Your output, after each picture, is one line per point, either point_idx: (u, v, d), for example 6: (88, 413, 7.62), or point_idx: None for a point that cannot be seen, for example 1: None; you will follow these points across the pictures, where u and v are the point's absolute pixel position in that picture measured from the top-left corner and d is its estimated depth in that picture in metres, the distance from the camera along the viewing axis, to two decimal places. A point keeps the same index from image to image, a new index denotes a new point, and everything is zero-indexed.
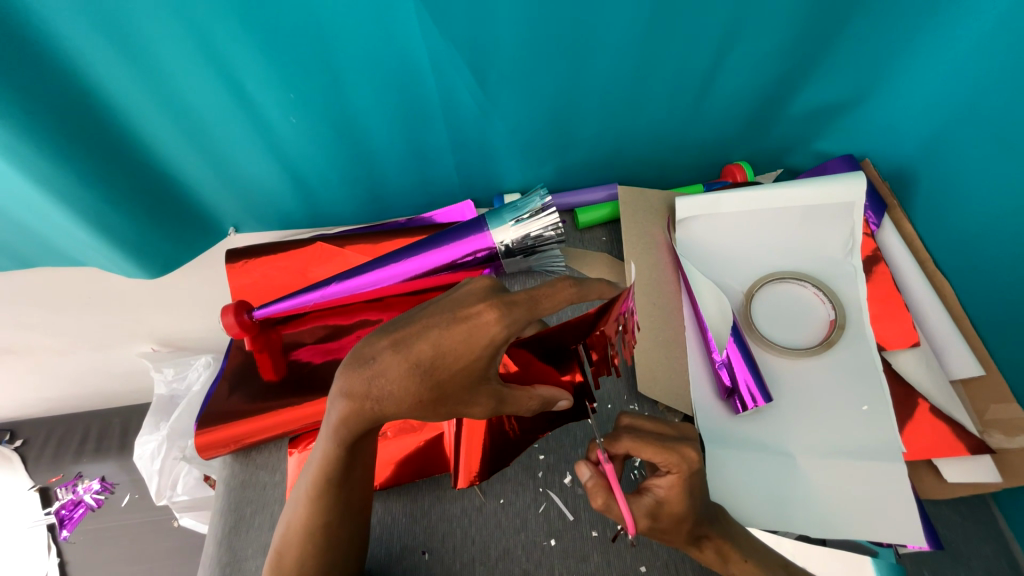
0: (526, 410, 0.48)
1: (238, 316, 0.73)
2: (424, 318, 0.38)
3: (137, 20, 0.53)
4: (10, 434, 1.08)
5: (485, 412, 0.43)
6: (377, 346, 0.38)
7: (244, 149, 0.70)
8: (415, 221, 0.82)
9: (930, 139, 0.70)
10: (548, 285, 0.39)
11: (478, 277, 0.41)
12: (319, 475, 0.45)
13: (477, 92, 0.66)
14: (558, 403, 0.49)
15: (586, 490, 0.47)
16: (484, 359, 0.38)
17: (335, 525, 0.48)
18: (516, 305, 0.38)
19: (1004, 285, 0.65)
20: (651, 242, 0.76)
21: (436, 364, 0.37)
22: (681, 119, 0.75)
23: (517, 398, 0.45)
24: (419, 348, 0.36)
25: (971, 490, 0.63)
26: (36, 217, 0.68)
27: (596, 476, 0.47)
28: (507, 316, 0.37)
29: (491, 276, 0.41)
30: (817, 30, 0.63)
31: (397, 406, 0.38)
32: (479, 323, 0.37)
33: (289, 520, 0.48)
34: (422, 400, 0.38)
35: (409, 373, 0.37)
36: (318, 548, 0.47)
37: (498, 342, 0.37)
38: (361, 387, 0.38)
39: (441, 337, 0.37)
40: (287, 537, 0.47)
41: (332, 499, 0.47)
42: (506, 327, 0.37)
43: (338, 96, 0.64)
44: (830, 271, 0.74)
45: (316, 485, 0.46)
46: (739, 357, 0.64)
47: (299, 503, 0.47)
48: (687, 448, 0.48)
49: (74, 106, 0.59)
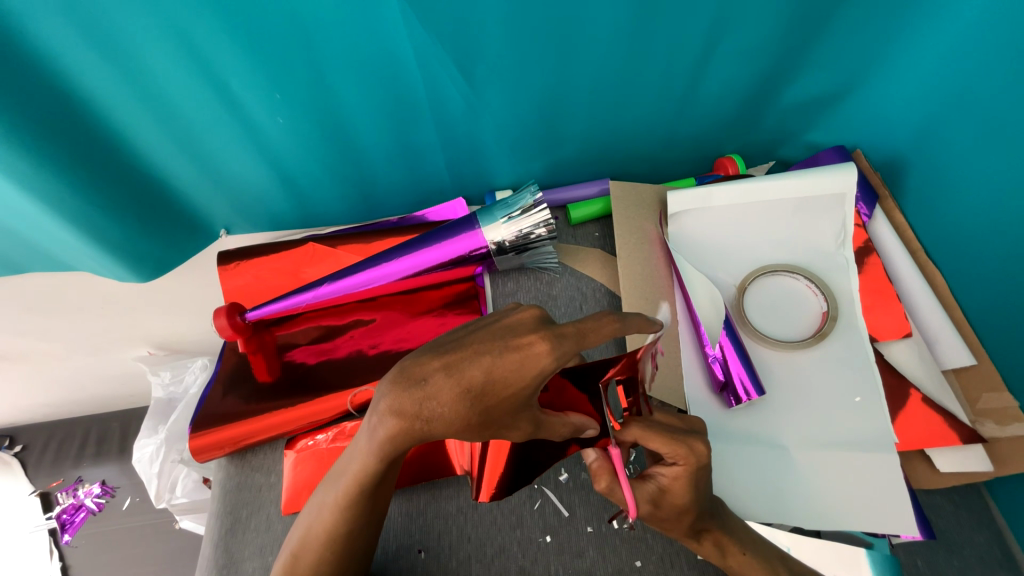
0: (558, 436, 0.46)
1: (230, 318, 0.73)
2: (475, 342, 0.37)
3: (117, 22, 0.52)
4: (9, 439, 1.08)
5: (520, 436, 0.42)
6: (427, 367, 0.36)
7: (233, 150, 0.69)
8: (407, 220, 0.82)
9: (919, 129, 0.69)
10: (594, 319, 0.39)
11: (525, 305, 0.41)
12: (352, 485, 0.44)
13: (465, 89, 0.65)
14: (586, 432, 0.47)
15: (591, 472, 0.48)
16: (532, 387, 0.37)
17: (357, 533, 0.47)
18: (566, 337, 0.37)
19: (995, 273, 0.65)
20: (643, 237, 0.76)
21: (486, 390, 0.36)
22: (670, 112, 0.74)
23: (552, 425, 0.43)
24: (473, 374, 0.35)
25: (962, 479, 0.64)
26: (27, 224, 0.68)
27: (602, 459, 0.48)
28: (559, 347, 0.36)
29: (538, 305, 0.41)
30: (807, 22, 0.63)
31: (445, 429, 0.37)
32: (532, 353, 0.36)
33: (309, 523, 0.48)
34: (469, 424, 0.37)
35: (460, 398, 0.35)
36: (337, 552, 0.48)
37: (547, 373, 0.37)
38: (411, 408, 0.36)
39: (494, 364, 0.36)
40: (308, 541, 0.47)
41: (357, 511, 0.46)
42: (557, 360, 0.36)
43: (325, 96, 0.63)
44: (822, 264, 0.74)
45: (346, 495, 0.45)
46: (732, 352, 0.65)
47: (324, 508, 0.46)
48: (696, 441, 0.48)
49: (61, 112, 0.59)
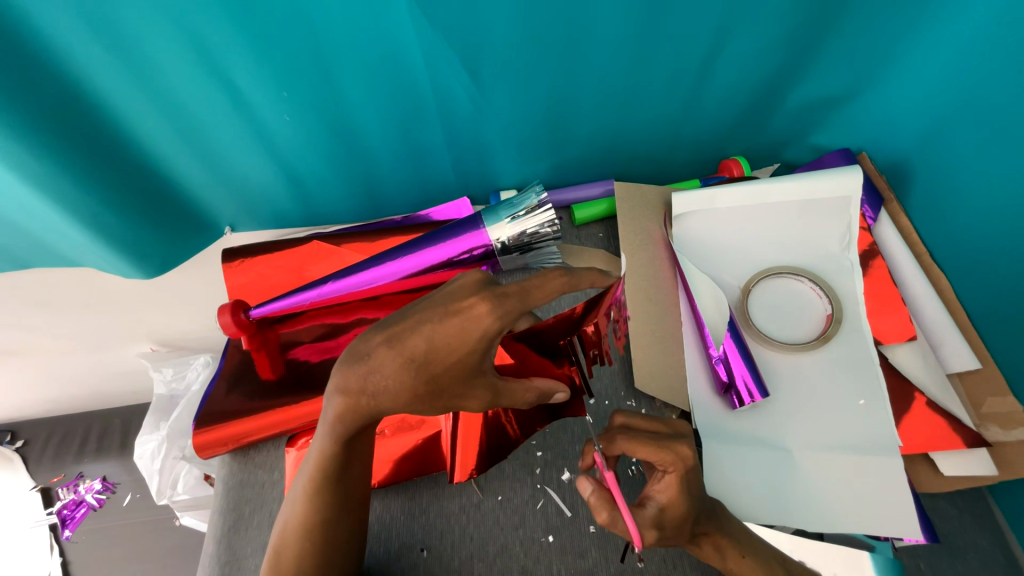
0: (525, 404, 0.49)
1: (234, 316, 0.73)
2: (417, 313, 0.39)
3: (127, 19, 0.52)
4: (10, 434, 1.08)
5: (479, 406, 0.44)
6: (372, 342, 0.39)
7: (238, 148, 0.69)
8: (411, 219, 0.82)
9: (926, 133, 0.69)
10: (538, 277, 0.42)
11: (469, 272, 0.43)
12: (315, 470, 0.47)
13: (471, 88, 0.65)
14: (556, 396, 0.51)
15: (589, 506, 0.47)
16: (478, 351, 0.40)
17: (332, 522, 0.49)
18: (507, 297, 0.40)
19: (1001, 277, 0.65)
20: (648, 238, 0.76)
21: (430, 358, 0.38)
22: (676, 114, 0.74)
23: (512, 390, 0.46)
24: (415, 343, 0.38)
25: (966, 483, 0.64)
26: (31, 219, 0.68)
27: (598, 490, 0.47)
28: (498, 308, 0.39)
29: (482, 270, 0.43)
30: (815, 24, 0.63)
31: (392, 402, 0.40)
32: (472, 315, 0.39)
33: (285, 519, 0.49)
34: (417, 395, 0.39)
35: (404, 368, 0.38)
36: (314, 546, 0.49)
37: (490, 334, 0.39)
38: (356, 383, 0.39)
39: (435, 331, 0.38)
40: (285, 533, 0.49)
41: (328, 498, 0.48)
42: (498, 320, 0.39)
43: (331, 94, 0.63)
44: (827, 266, 0.74)
45: (313, 483, 0.47)
46: (735, 352, 0.65)
47: (296, 499, 0.49)
48: (681, 445, 0.49)
49: (67, 107, 0.59)
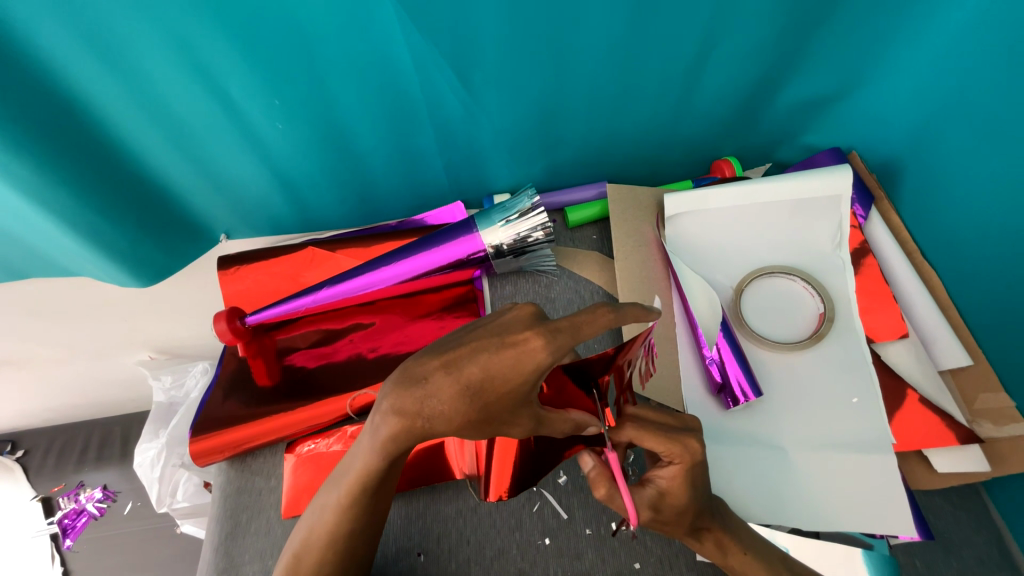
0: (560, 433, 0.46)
1: (231, 323, 0.73)
2: (472, 339, 0.38)
3: (114, 28, 0.52)
4: (11, 444, 1.09)
5: (523, 433, 0.43)
6: (428, 366, 0.38)
7: (232, 155, 0.70)
8: (405, 224, 0.83)
9: (915, 130, 0.70)
10: (587, 310, 0.36)
11: (523, 301, 0.41)
12: (356, 483, 0.46)
13: (461, 92, 0.65)
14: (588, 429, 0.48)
15: (589, 480, 0.48)
16: (529, 383, 0.38)
17: (358, 534, 0.48)
18: (561, 332, 0.36)
19: (991, 272, 0.66)
20: (641, 239, 0.76)
21: (485, 386, 0.37)
22: (667, 115, 0.75)
23: (551, 421, 0.44)
24: (470, 371, 0.37)
25: (959, 479, 0.64)
26: (27, 230, 0.68)
27: (599, 467, 0.48)
28: (552, 343, 0.36)
29: (535, 301, 0.40)
30: (803, 24, 0.63)
31: (447, 426, 0.38)
32: (526, 349, 0.36)
33: (310, 526, 0.49)
34: (470, 419, 0.38)
35: (460, 394, 0.37)
36: (340, 552, 0.48)
37: (544, 368, 0.37)
38: (412, 405, 0.38)
39: (489, 361, 0.36)
40: (310, 541, 0.48)
41: (362, 509, 0.47)
42: (553, 355, 0.36)
43: (323, 101, 0.64)
44: (819, 265, 0.74)
45: (348, 495, 0.46)
46: (729, 354, 0.65)
47: (327, 509, 0.48)
48: (690, 439, 0.48)
49: (62, 120, 0.59)
